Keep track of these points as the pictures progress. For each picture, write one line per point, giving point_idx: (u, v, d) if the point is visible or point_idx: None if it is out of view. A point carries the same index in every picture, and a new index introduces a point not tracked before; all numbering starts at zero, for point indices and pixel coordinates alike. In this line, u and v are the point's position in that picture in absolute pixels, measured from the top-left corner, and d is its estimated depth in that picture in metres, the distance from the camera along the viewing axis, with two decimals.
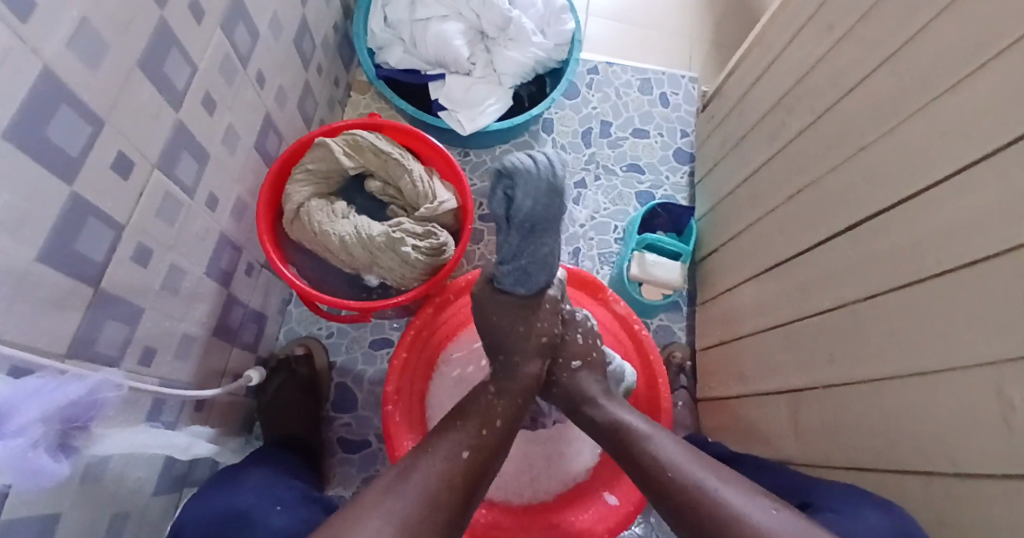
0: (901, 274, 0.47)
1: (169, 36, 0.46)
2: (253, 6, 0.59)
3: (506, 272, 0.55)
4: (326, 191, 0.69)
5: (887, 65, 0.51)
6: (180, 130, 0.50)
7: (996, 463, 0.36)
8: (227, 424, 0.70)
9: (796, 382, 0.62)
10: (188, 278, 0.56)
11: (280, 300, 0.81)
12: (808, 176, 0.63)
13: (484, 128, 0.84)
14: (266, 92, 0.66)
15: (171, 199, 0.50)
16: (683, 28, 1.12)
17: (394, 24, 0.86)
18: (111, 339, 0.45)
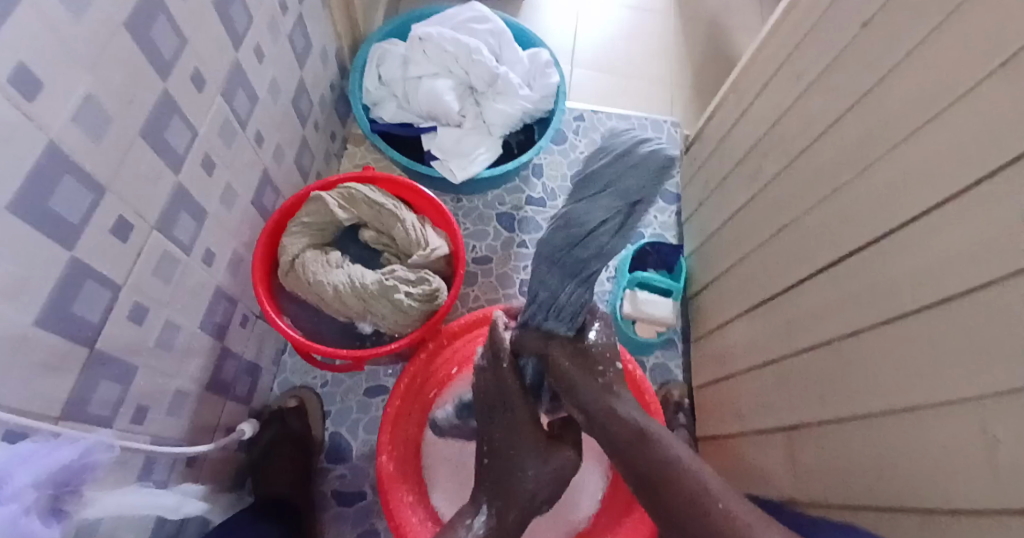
0: (883, 310, 0.48)
1: (171, 105, 0.48)
2: (253, 72, 0.62)
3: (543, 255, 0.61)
4: (321, 242, 0.71)
5: (855, 110, 0.54)
6: (179, 192, 0.52)
7: (988, 502, 0.36)
8: (218, 480, 0.68)
9: (791, 420, 0.61)
10: (183, 334, 0.56)
11: (275, 350, 0.81)
12: (788, 214, 0.65)
13: (475, 176, 0.87)
14: (264, 149, 0.68)
15: (168, 258, 0.52)
16: (664, 76, 1.17)
17: (387, 82, 0.90)
18: (104, 398, 0.46)
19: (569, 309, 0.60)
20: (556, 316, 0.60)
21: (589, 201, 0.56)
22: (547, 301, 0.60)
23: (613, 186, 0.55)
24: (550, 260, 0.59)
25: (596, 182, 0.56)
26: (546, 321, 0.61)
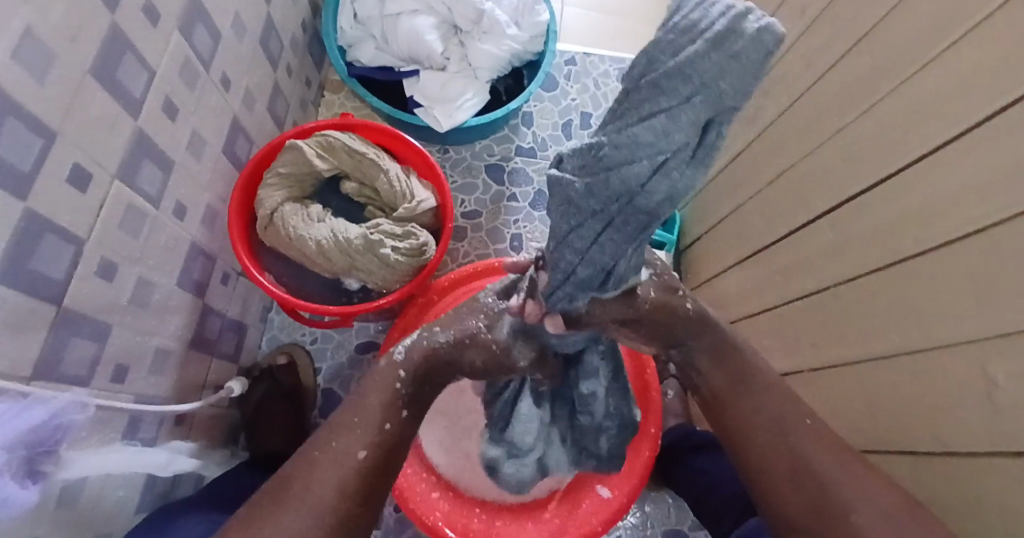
0: (883, 254, 0.46)
1: (122, 41, 0.44)
2: (213, 6, 0.57)
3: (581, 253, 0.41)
4: (300, 195, 0.67)
5: (863, 43, 0.51)
6: (140, 139, 0.48)
7: (985, 441, 0.36)
8: (210, 438, 0.68)
9: (785, 367, 0.62)
10: (159, 291, 0.54)
11: (260, 308, 0.80)
12: (786, 159, 0.63)
13: (462, 124, 0.82)
14: (232, 94, 0.64)
15: (135, 211, 0.48)
16: (658, 15, 1.11)
17: (364, 21, 0.84)
18: (78, 358, 0.44)
19: (621, 275, 0.41)
20: (602, 286, 0.43)
21: (662, 124, 0.29)
22: (584, 281, 0.41)
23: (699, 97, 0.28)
24: (595, 221, 0.35)
25: (673, 91, 0.28)
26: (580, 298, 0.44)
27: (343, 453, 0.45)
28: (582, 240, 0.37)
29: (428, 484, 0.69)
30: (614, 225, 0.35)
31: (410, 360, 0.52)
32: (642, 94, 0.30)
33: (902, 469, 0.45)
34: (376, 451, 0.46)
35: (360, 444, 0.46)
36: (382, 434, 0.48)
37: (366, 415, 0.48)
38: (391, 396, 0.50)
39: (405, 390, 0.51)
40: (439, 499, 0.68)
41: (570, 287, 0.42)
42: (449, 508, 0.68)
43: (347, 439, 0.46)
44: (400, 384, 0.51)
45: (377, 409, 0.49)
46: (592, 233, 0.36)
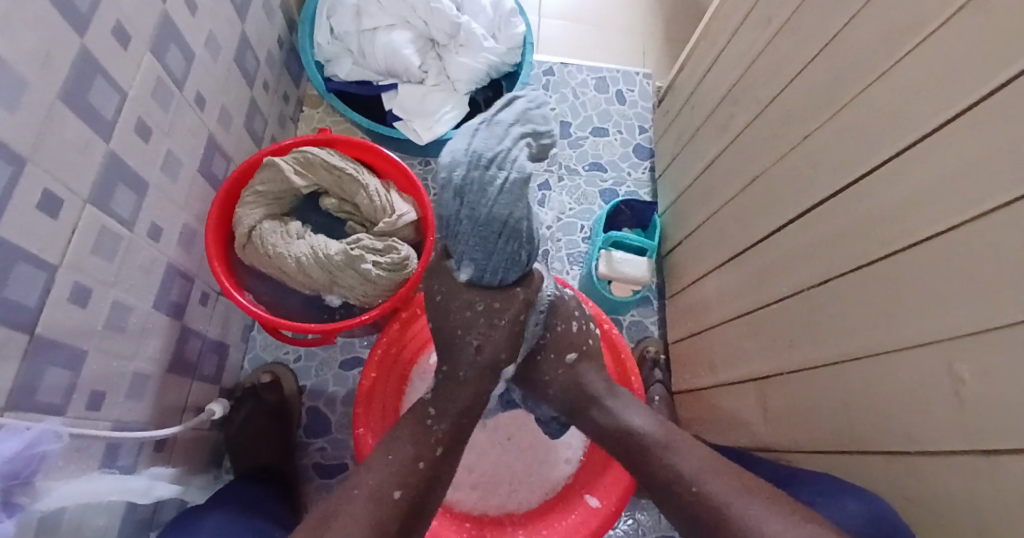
0: (851, 257, 0.47)
1: (93, 64, 0.44)
2: (186, 27, 0.57)
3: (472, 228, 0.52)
4: (279, 212, 0.67)
5: (824, 53, 0.52)
6: (113, 161, 0.47)
7: (952, 437, 0.37)
8: (192, 461, 0.67)
9: (763, 369, 0.62)
10: (135, 315, 0.53)
11: (242, 327, 0.79)
12: (757, 166, 0.64)
13: (442, 137, 0.83)
14: (208, 114, 0.63)
15: (109, 233, 0.48)
16: (632, 25, 1.13)
17: (341, 36, 0.84)
18: (53, 386, 0.43)
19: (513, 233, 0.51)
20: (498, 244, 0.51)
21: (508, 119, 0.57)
22: (483, 242, 0.51)
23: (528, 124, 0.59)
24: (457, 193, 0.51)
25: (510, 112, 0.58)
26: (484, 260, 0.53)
27: (379, 492, 0.44)
28: (462, 212, 0.51)
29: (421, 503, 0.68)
30: (468, 195, 0.50)
31: (439, 399, 0.54)
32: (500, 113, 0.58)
33: (873, 468, 0.46)
34: (410, 490, 0.46)
35: (395, 483, 0.45)
36: (417, 472, 0.47)
37: (398, 451, 0.49)
38: (422, 432, 0.51)
39: (439, 427, 0.52)
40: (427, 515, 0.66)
41: (473, 251, 0.52)
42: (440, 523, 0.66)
43: (380, 476, 0.46)
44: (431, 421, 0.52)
45: (410, 447, 0.49)
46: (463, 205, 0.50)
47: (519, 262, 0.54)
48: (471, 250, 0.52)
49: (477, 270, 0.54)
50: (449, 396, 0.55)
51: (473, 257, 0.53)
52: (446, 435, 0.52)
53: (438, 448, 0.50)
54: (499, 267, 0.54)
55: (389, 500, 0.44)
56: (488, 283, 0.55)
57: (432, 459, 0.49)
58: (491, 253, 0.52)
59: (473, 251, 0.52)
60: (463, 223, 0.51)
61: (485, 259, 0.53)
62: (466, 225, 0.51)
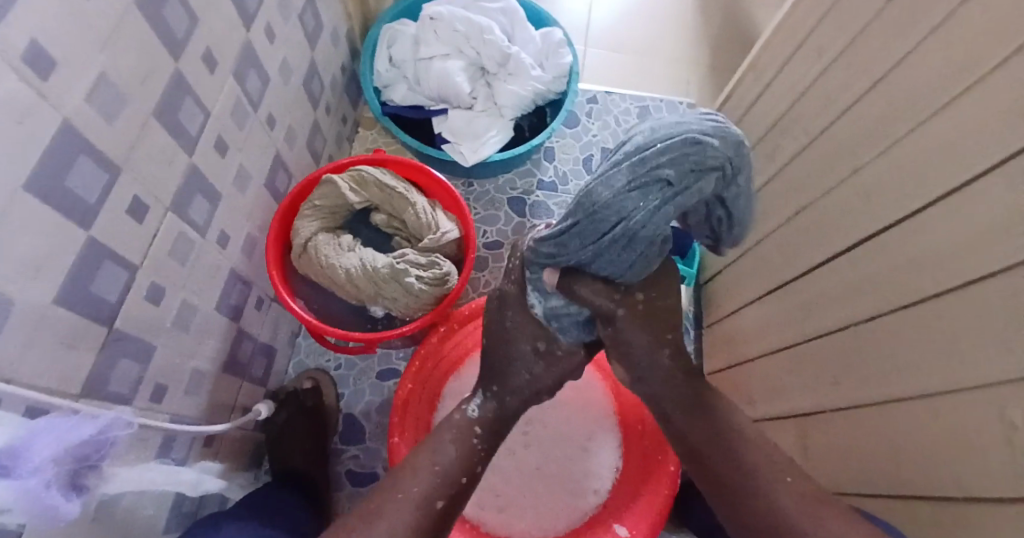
0: (900, 295, 0.46)
1: (183, 86, 0.48)
2: (264, 53, 0.62)
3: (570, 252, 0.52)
4: (333, 225, 0.71)
5: (878, 89, 0.52)
6: (192, 174, 0.52)
7: (1005, 488, 0.35)
8: (236, 458, 0.70)
9: (803, 405, 0.61)
10: (199, 315, 0.57)
11: (289, 332, 0.83)
12: (805, 198, 0.64)
13: (487, 159, 0.86)
14: (276, 132, 0.68)
15: (183, 239, 0.52)
16: (677, 56, 1.15)
17: (398, 64, 0.89)
18: (123, 377, 0.47)
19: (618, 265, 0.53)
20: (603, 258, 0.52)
21: None
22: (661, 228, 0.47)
23: None
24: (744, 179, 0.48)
25: None
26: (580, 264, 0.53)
27: (424, 499, 0.48)
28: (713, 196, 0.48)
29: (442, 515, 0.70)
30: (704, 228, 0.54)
31: (484, 415, 0.57)
32: None
33: (920, 515, 0.44)
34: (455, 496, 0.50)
35: (438, 492, 0.49)
36: (458, 485, 0.51)
37: (444, 462, 0.51)
38: (467, 449, 0.54)
39: (482, 445, 0.55)
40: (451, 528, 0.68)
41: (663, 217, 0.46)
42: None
43: (422, 483, 0.49)
44: (477, 439, 0.55)
45: (455, 459, 0.52)
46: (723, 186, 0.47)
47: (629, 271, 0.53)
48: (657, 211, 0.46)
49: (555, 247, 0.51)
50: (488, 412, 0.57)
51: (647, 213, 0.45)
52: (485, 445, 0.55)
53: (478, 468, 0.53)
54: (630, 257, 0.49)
55: (431, 510, 0.48)
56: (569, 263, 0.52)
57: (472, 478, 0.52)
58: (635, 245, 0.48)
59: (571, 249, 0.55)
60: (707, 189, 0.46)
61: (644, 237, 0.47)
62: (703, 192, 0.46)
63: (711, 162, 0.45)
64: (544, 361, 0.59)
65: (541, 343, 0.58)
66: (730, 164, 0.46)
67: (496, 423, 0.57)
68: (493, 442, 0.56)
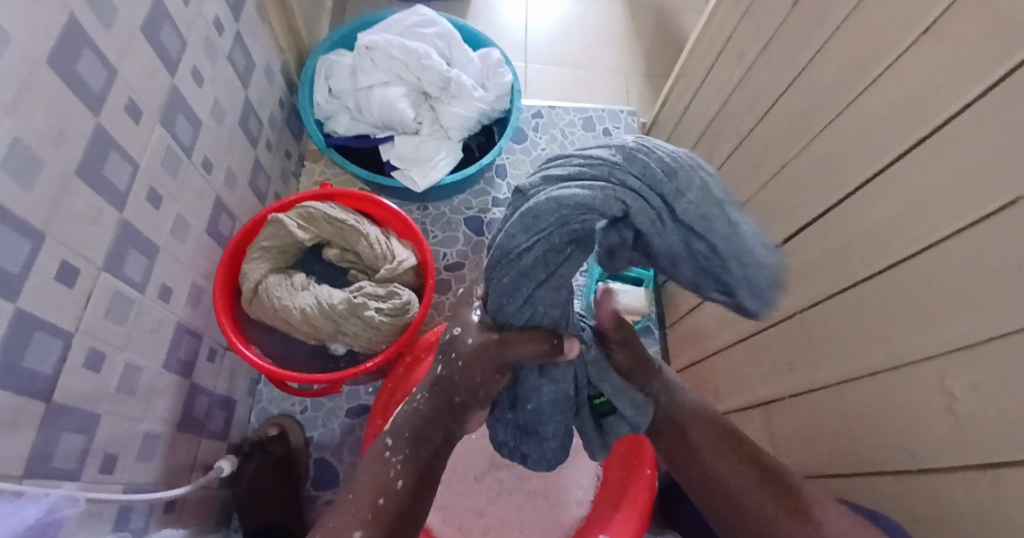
0: (837, 280, 0.49)
1: (106, 140, 0.46)
2: (193, 98, 0.60)
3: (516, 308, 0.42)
4: (283, 265, 0.69)
5: (795, 87, 0.55)
6: (125, 228, 0.50)
7: (953, 455, 0.38)
8: (200, 521, 0.66)
9: (765, 393, 0.63)
10: (145, 375, 0.54)
11: (248, 380, 0.80)
12: (743, 194, 0.67)
13: (438, 182, 0.86)
14: (214, 175, 0.66)
15: (121, 298, 0.50)
16: (615, 67, 1.19)
17: (338, 94, 0.89)
18: (68, 451, 0.44)
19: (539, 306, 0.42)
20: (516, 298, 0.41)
21: (696, 229, 0.29)
22: (567, 265, 0.38)
23: (692, 225, 0.29)
24: (713, 193, 0.29)
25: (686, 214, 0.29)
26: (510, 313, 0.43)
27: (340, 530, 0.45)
28: (637, 206, 0.31)
29: None
30: (701, 254, 0.29)
31: (396, 427, 0.51)
32: (666, 199, 0.30)
33: (882, 491, 0.46)
34: (375, 528, 0.45)
35: (355, 523, 0.45)
36: (376, 509, 0.46)
37: (360, 491, 0.48)
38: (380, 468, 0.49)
39: (397, 461, 0.49)
40: None
41: (551, 250, 0.36)
42: None
43: (340, 518, 0.46)
44: (389, 454, 0.50)
45: (370, 485, 0.48)
46: (669, 214, 0.30)
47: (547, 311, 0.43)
48: (527, 237, 0.36)
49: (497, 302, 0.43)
50: (404, 423, 0.51)
51: (521, 244, 0.36)
52: (408, 470, 0.49)
53: (398, 483, 0.48)
54: (519, 291, 0.40)
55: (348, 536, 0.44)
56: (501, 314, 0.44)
57: (394, 494, 0.48)
58: (525, 283, 0.39)
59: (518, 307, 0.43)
60: (603, 200, 0.32)
61: (529, 275, 0.38)
62: (591, 207, 0.32)
63: (602, 177, 0.33)
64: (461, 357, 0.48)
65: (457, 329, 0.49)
66: (655, 188, 0.31)
67: (420, 431, 0.50)
68: (414, 458, 0.49)
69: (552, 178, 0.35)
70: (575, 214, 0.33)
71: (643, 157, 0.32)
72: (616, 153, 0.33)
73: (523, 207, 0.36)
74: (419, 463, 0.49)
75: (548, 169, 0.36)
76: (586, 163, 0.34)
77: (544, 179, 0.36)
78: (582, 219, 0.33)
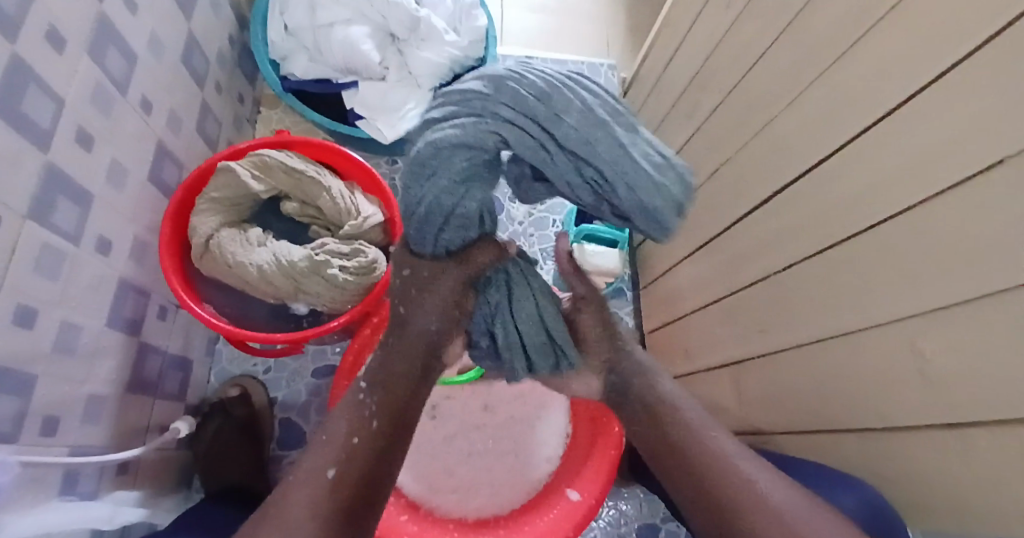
0: (813, 241, 0.48)
1: (26, 71, 0.41)
2: (127, 27, 0.54)
3: (442, 242, 0.48)
4: (237, 219, 0.65)
5: (784, 39, 0.53)
6: (52, 173, 0.44)
7: (918, 417, 0.38)
8: (158, 483, 0.64)
9: (734, 354, 0.64)
10: (86, 334, 0.50)
11: (206, 340, 0.76)
12: (724, 153, 0.65)
13: (407, 135, 0.81)
14: (154, 118, 0.60)
15: (51, 251, 0.45)
16: (596, 17, 1.13)
17: (295, 32, 0.81)
18: (2, 415, 0.40)
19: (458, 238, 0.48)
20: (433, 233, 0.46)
21: (579, 150, 0.37)
22: (470, 199, 0.43)
23: (571, 149, 0.38)
24: (588, 122, 0.38)
25: (569, 140, 0.37)
26: (434, 248, 0.48)
27: (314, 473, 0.44)
28: (513, 137, 0.39)
29: (394, 508, 0.65)
30: (590, 176, 0.38)
31: (370, 370, 0.50)
32: (548, 124, 0.38)
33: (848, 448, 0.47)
34: (347, 465, 0.44)
35: (330, 461, 0.44)
36: (350, 448, 0.45)
37: (332, 432, 0.47)
38: (354, 407, 0.48)
39: (371, 400, 0.48)
40: (406, 522, 0.64)
41: (445, 189, 0.42)
42: (419, 529, 0.64)
43: (317, 458, 0.45)
44: (363, 396, 0.48)
45: (343, 425, 0.47)
46: (553, 143, 0.38)
47: (469, 232, 0.47)
48: (421, 184, 0.42)
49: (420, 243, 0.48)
50: (377, 364, 0.50)
51: (417, 194, 0.43)
52: (384, 407, 0.48)
53: (373, 423, 0.47)
54: (426, 235, 0.46)
55: (322, 480, 0.43)
56: (420, 249, 0.49)
57: (370, 435, 0.46)
58: (435, 225, 0.45)
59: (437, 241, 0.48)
60: (480, 136, 0.40)
61: (429, 217, 0.44)
62: (473, 144, 0.40)
63: (479, 116, 0.40)
64: (419, 286, 0.50)
65: (408, 268, 0.51)
66: (535, 119, 0.39)
67: (394, 374, 0.49)
68: (389, 395, 0.49)
69: (432, 122, 0.42)
70: (463, 152, 0.40)
71: (513, 87, 0.39)
72: (488, 88, 0.40)
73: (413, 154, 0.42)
74: (397, 399, 0.49)
75: (429, 113, 0.42)
76: (464, 103, 0.41)
77: (426, 123, 0.42)
78: (470, 155, 0.40)
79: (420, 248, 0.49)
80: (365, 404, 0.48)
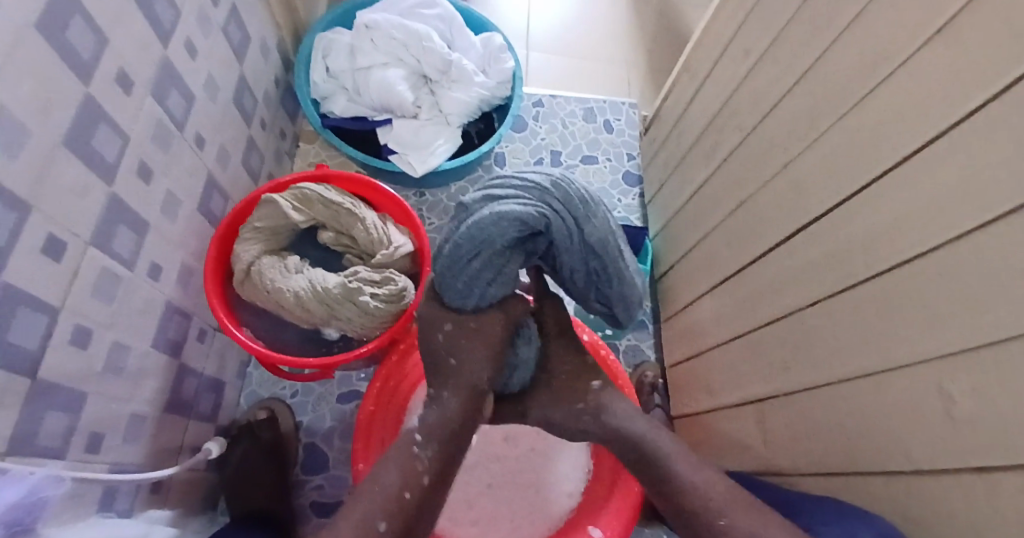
0: (837, 279, 0.49)
1: (96, 111, 0.45)
2: (187, 71, 0.58)
3: (477, 292, 0.53)
4: (276, 246, 0.68)
5: (802, 83, 0.55)
6: (113, 203, 0.48)
7: (946, 459, 0.38)
8: (186, 505, 0.65)
9: (758, 391, 0.63)
10: (133, 355, 0.53)
11: (238, 363, 0.79)
12: (745, 190, 0.66)
13: (436, 168, 0.84)
14: (206, 152, 0.65)
15: (108, 275, 0.48)
16: (618, 58, 1.17)
17: (336, 74, 0.87)
18: (54, 430, 0.42)
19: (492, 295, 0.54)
20: (473, 293, 0.53)
21: (593, 245, 0.51)
22: (508, 266, 0.52)
23: (592, 240, 0.51)
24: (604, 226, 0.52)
25: (591, 234, 0.51)
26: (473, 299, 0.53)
27: (364, 522, 0.42)
28: (558, 225, 0.50)
29: None
30: (592, 265, 0.53)
31: (427, 423, 0.51)
32: (580, 218, 0.51)
33: (874, 490, 0.46)
34: (396, 519, 0.44)
35: (380, 513, 0.43)
36: (403, 503, 0.45)
37: (386, 480, 0.46)
38: (410, 460, 0.48)
39: (425, 455, 0.49)
40: None
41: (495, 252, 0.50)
42: None
43: (368, 505, 0.44)
44: (417, 448, 0.49)
45: (397, 475, 0.46)
46: (579, 235, 0.51)
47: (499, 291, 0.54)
48: (474, 244, 0.49)
49: (462, 293, 0.53)
50: (436, 420, 0.51)
51: (470, 249, 0.50)
52: (436, 465, 0.49)
53: (426, 478, 0.47)
54: (474, 286, 0.52)
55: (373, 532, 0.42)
56: (459, 297, 0.53)
57: (421, 490, 0.47)
58: (478, 283, 0.52)
59: (472, 291, 0.53)
60: (535, 217, 0.49)
61: (480, 271, 0.51)
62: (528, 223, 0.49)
63: (535, 201, 0.50)
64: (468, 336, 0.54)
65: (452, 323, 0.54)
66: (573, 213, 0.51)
67: (450, 437, 0.51)
68: (444, 448, 0.50)
69: (495, 200, 0.51)
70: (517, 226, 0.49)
71: (563, 194, 0.51)
72: (544, 184, 0.51)
73: (471, 221, 0.50)
74: (448, 452, 0.50)
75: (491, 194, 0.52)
76: (523, 191, 0.51)
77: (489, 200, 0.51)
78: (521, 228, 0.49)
79: (454, 297, 0.54)
80: (419, 458, 0.48)
